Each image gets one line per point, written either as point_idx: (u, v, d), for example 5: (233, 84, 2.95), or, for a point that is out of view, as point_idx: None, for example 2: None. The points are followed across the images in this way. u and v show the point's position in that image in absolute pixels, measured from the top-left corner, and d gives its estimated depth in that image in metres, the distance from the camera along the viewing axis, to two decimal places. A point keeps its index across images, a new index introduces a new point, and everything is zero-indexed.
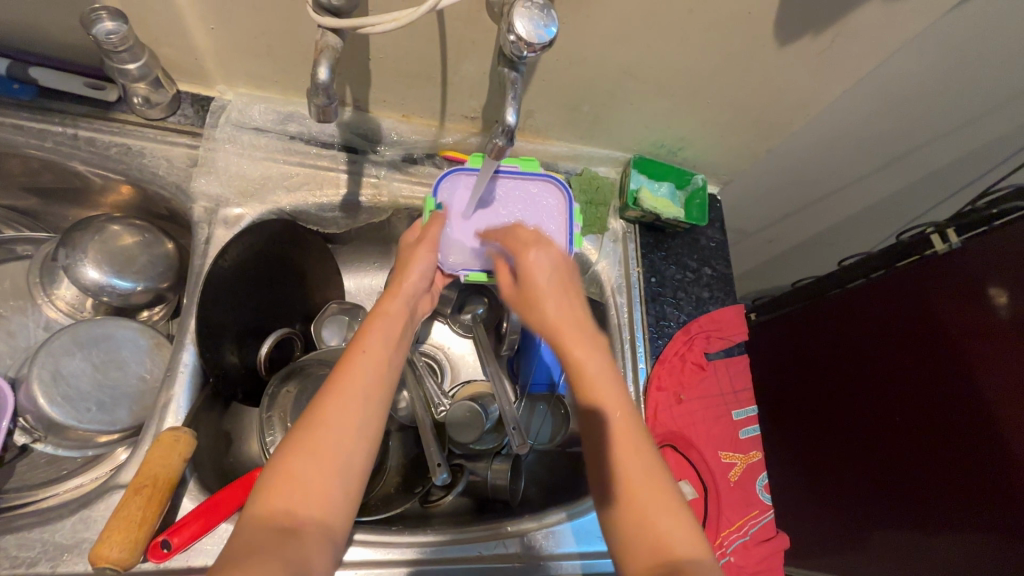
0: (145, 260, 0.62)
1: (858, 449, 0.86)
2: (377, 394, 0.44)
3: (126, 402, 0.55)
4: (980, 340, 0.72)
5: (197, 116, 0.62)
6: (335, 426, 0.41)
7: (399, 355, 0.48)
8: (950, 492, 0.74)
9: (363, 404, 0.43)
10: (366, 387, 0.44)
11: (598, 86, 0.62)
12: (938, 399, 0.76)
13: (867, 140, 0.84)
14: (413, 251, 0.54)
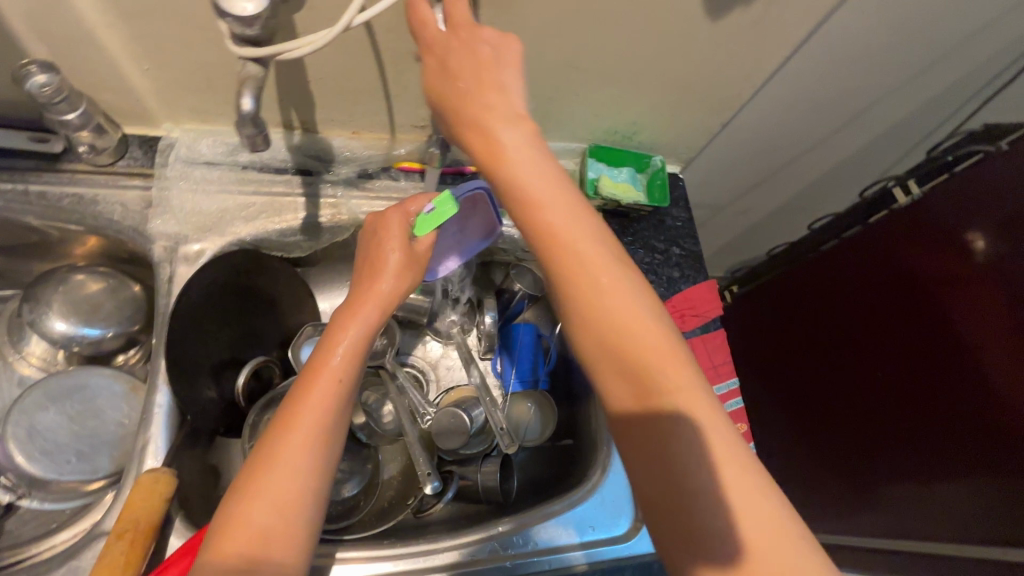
0: (111, 305, 0.62)
1: (857, 407, 0.86)
2: (332, 424, 0.44)
3: (106, 449, 0.55)
4: (956, 289, 0.71)
5: (146, 157, 0.62)
6: (287, 468, 0.42)
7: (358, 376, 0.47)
8: (942, 445, 0.74)
9: (317, 441, 0.43)
10: (319, 419, 0.44)
11: (541, 80, 0.62)
12: (921, 352, 0.76)
13: (823, 103, 0.84)
14: (377, 255, 0.51)
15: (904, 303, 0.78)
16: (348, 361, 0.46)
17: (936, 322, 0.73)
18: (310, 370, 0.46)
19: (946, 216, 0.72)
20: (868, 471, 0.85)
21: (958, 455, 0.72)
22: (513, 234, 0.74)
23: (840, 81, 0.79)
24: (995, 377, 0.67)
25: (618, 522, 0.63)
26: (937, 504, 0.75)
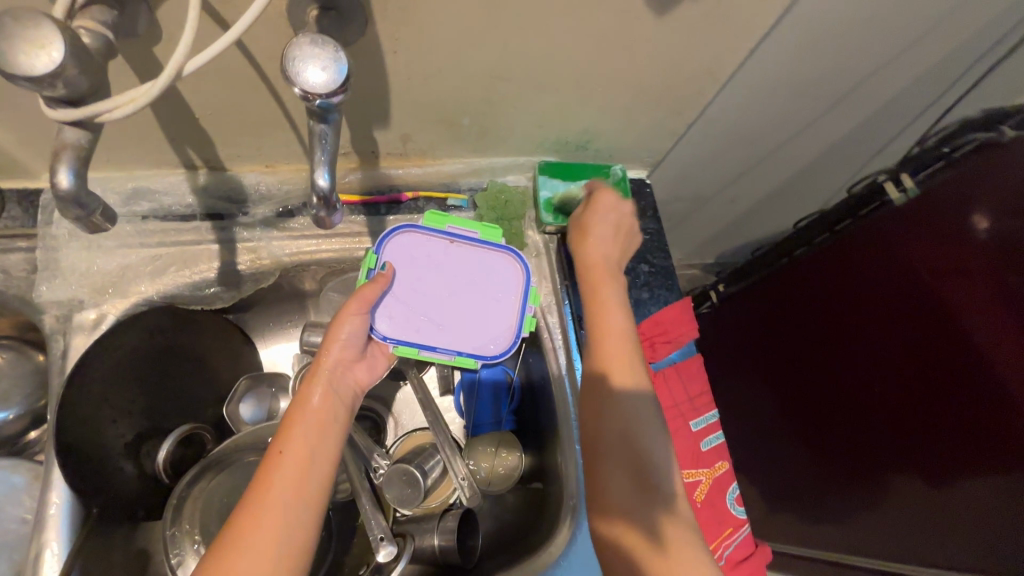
0: (9, 383, 0.58)
1: (856, 405, 0.80)
2: (295, 511, 0.41)
3: (5, 553, 0.51)
4: (955, 276, 0.64)
5: (26, 215, 0.54)
6: (252, 552, 0.38)
7: (326, 450, 0.44)
8: (958, 455, 0.67)
9: (286, 519, 0.40)
10: (280, 506, 0.40)
11: (470, 95, 0.54)
12: (927, 356, 0.69)
13: (802, 89, 0.76)
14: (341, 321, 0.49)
15: (905, 302, 0.70)
16: (313, 431, 0.45)
17: (940, 322, 0.66)
18: (276, 444, 0.43)
19: (951, 206, 0.63)
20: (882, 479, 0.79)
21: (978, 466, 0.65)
22: None
23: (819, 65, 0.70)
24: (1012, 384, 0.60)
25: None
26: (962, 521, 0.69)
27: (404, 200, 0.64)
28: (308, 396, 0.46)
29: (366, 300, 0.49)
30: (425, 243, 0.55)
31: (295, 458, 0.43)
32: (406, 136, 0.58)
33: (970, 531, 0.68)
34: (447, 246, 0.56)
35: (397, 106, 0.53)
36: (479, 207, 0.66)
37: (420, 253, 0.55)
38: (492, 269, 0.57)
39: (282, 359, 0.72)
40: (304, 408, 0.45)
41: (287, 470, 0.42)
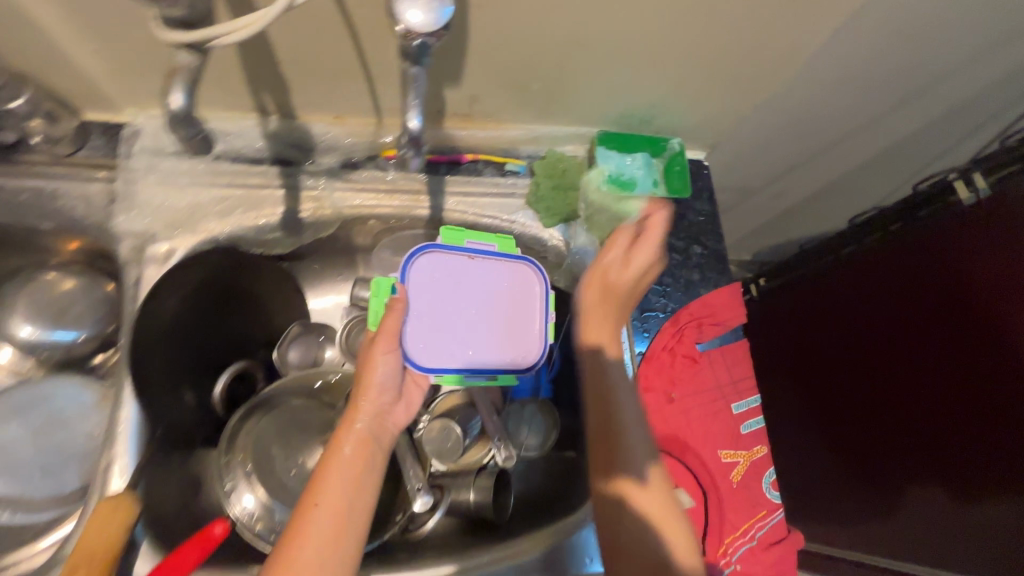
0: (81, 307, 0.59)
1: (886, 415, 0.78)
2: (331, 558, 0.41)
3: (75, 464, 0.52)
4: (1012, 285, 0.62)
5: (109, 146, 0.57)
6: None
7: (359, 496, 0.45)
8: (996, 463, 0.64)
9: (321, 568, 0.41)
10: (316, 553, 0.41)
11: (544, 59, 0.54)
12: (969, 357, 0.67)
13: (875, 81, 0.73)
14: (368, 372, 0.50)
15: (950, 302, 0.69)
16: (348, 481, 0.45)
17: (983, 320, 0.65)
18: (308, 498, 0.44)
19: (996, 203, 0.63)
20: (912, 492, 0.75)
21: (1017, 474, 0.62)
22: (515, 230, 0.67)
23: (897, 56, 0.68)
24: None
25: None
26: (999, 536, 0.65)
27: (463, 161, 0.66)
28: (342, 445, 0.47)
29: (393, 333, 0.50)
30: (446, 260, 0.56)
31: (329, 509, 0.43)
32: (475, 97, 0.58)
33: (1003, 544, 0.64)
34: (467, 261, 0.56)
35: (471, 66, 0.53)
36: (536, 173, 0.66)
37: (442, 272, 0.55)
38: (514, 282, 0.58)
39: (329, 311, 0.74)
40: (337, 458, 0.46)
41: (322, 522, 0.42)
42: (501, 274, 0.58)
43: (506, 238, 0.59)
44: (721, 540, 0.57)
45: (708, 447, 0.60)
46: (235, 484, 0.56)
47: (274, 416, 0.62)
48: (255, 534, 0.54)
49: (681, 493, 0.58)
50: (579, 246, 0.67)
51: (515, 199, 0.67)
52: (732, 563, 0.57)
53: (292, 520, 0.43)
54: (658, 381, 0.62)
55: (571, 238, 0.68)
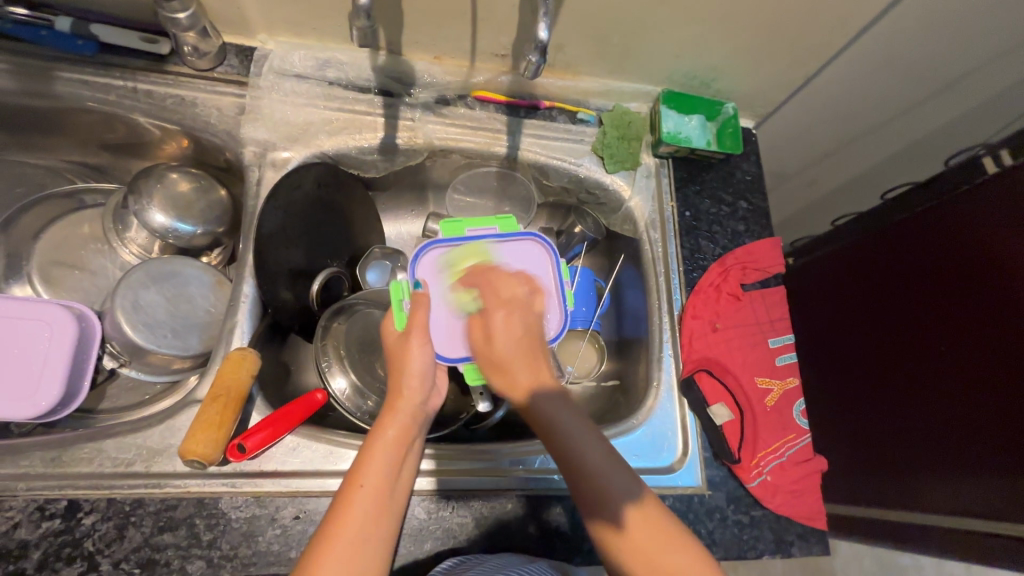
0: (203, 205, 0.66)
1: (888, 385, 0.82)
2: (379, 522, 0.43)
3: (197, 331, 0.61)
4: None
5: (241, 66, 0.65)
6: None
7: (399, 474, 0.46)
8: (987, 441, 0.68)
9: (366, 542, 0.42)
10: (366, 519, 0.43)
11: (629, 14, 0.61)
12: (982, 316, 0.70)
13: (917, 68, 0.80)
14: (404, 361, 0.50)
15: (970, 265, 0.72)
16: (391, 464, 0.46)
17: (999, 279, 0.68)
18: (354, 474, 0.45)
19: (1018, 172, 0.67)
20: (907, 452, 0.77)
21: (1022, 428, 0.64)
22: (580, 174, 0.74)
23: (941, 42, 0.74)
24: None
25: (665, 452, 0.64)
26: (989, 490, 0.67)
27: (541, 107, 0.73)
28: (384, 428, 0.48)
29: (424, 326, 0.51)
30: (453, 253, 0.57)
31: (372, 487, 0.44)
32: (561, 46, 0.66)
33: (990, 495, 0.67)
34: (469, 250, 0.58)
35: (565, 15, 0.61)
36: (604, 124, 0.73)
37: (454, 263, 0.57)
38: (524, 259, 0.58)
39: (403, 240, 0.83)
40: (380, 440, 0.47)
41: (365, 500, 0.43)
42: (515, 252, 0.58)
43: (508, 218, 0.59)
44: (755, 454, 0.63)
45: (746, 373, 0.67)
46: (330, 365, 0.64)
47: (356, 318, 0.69)
48: (347, 410, 0.62)
49: (717, 407, 0.65)
50: (637, 192, 0.75)
51: (583, 145, 0.74)
52: (763, 474, 0.63)
53: (340, 495, 0.44)
54: (703, 310, 0.69)
55: (631, 185, 0.75)
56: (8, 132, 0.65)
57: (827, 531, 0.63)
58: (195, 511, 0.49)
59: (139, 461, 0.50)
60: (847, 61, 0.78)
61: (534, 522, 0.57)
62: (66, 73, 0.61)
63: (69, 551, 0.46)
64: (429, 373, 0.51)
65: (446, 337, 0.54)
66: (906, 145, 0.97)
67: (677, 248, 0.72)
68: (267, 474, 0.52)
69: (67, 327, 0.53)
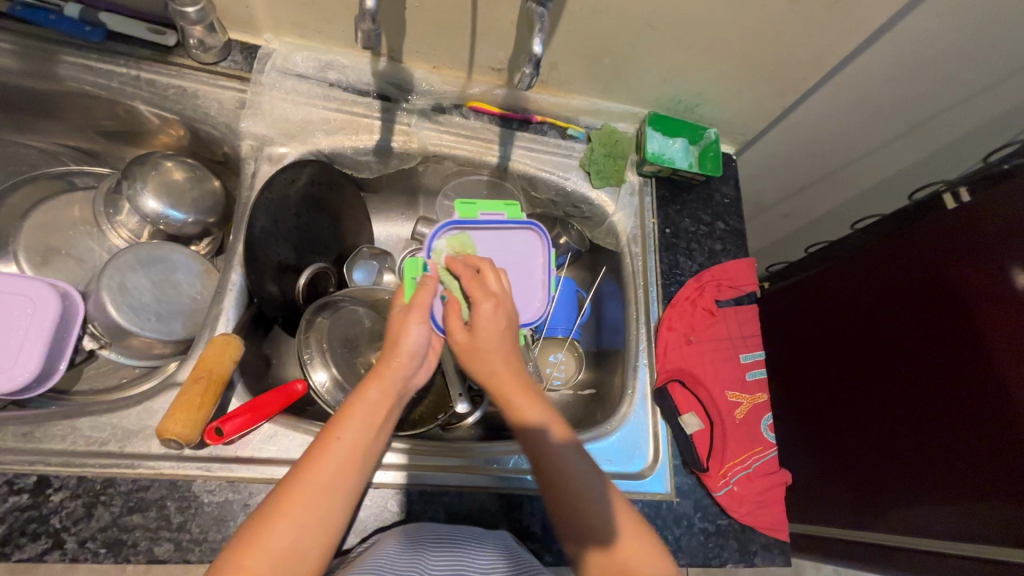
0: (196, 194, 0.67)
1: (848, 406, 0.85)
2: (344, 487, 0.45)
3: (181, 316, 0.61)
4: (993, 305, 0.68)
5: (245, 62, 0.67)
6: (291, 528, 0.42)
7: (374, 441, 0.48)
8: (938, 463, 0.71)
9: (331, 494, 0.44)
10: (331, 481, 0.44)
11: (619, 37, 0.65)
12: (939, 343, 0.74)
13: (885, 108, 0.85)
14: (400, 333, 0.52)
15: (931, 294, 0.76)
16: (369, 425, 0.48)
17: (958, 309, 0.72)
18: (333, 428, 0.47)
19: (973, 209, 0.72)
20: (867, 473, 0.80)
21: (975, 452, 0.68)
22: (567, 187, 0.77)
23: (907, 85, 0.80)
24: (1008, 366, 0.65)
25: (636, 457, 0.66)
26: (940, 512, 0.70)
27: (533, 121, 0.76)
28: (369, 390, 0.49)
29: (426, 307, 0.53)
30: (468, 235, 0.62)
31: (348, 443, 0.46)
32: (555, 64, 0.69)
33: (942, 514, 0.70)
34: (482, 235, 0.63)
35: (558, 36, 0.64)
36: (592, 141, 0.76)
37: (466, 245, 0.62)
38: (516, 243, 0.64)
39: (391, 243, 0.84)
40: (363, 400, 0.48)
41: (339, 455, 0.45)
42: (512, 238, 0.64)
43: (513, 206, 0.64)
44: (723, 464, 0.65)
45: (717, 386, 0.69)
46: (313, 356, 0.64)
47: (340, 314, 0.69)
48: (330, 405, 0.64)
49: (689, 417, 0.67)
50: (620, 207, 0.78)
51: (572, 160, 0.77)
52: (729, 483, 0.65)
53: (312, 449, 0.45)
54: (679, 323, 0.72)
55: (615, 201, 0.78)
56: (5, 111, 0.66)
57: (789, 543, 0.65)
58: (167, 493, 0.49)
59: (113, 441, 0.50)
60: (822, 96, 0.83)
61: (503, 521, 0.59)
62: (71, 56, 0.62)
63: (34, 527, 0.46)
64: (420, 352, 0.53)
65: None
66: (876, 181, 1.02)
67: (656, 262, 0.75)
68: (242, 460, 0.52)
69: (49, 305, 0.53)
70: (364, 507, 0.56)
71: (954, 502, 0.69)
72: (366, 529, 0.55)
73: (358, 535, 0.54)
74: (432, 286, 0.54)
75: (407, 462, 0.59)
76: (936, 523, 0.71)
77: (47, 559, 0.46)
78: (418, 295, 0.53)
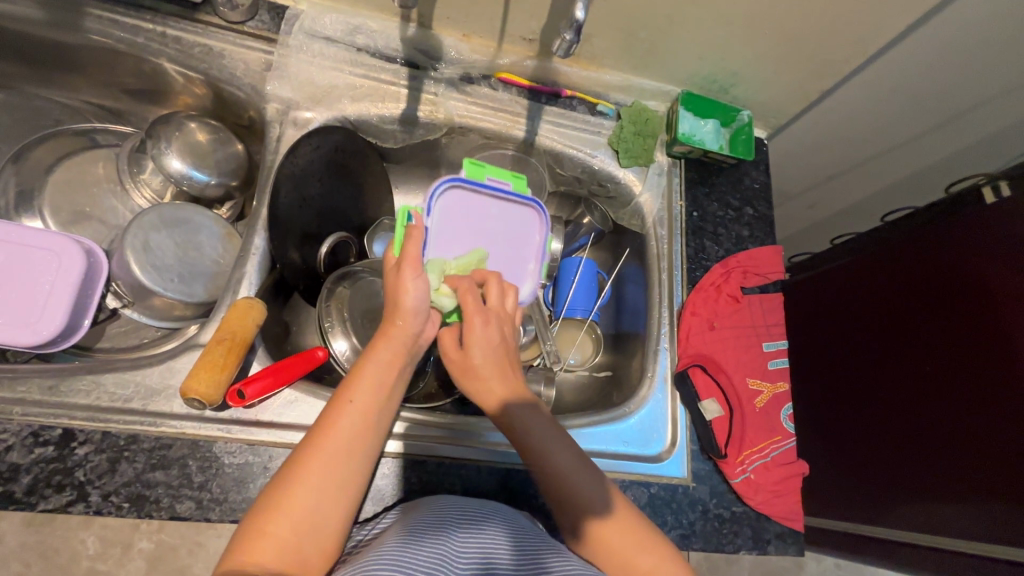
0: (220, 156, 0.66)
1: (870, 401, 0.83)
2: (361, 449, 0.45)
3: (203, 279, 0.61)
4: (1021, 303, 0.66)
5: (272, 22, 0.66)
6: (310, 488, 0.42)
7: (389, 402, 0.48)
8: (959, 461, 0.70)
9: (348, 456, 0.44)
10: (348, 443, 0.44)
11: (658, 10, 0.62)
12: (964, 341, 0.72)
13: (927, 97, 0.82)
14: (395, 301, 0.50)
15: (959, 291, 0.74)
16: (379, 388, 0.47)
17: (988, 307, 0.70)
18: (345, 392, 0.46)
19: (1011, 205, 0.70)
20: (882, 469, 0.79)
21: (995, 452, 0.66)
22: (594, 165, 0.75)
23: (955, 73, 0.76)
24: None
25: (654, 441, 0.65)
26: (955, 510, 0.70)
27: (562, 95, 0.74)
28: (376, 349, 0.49)
29: (416, 260, 0.50)
30: (467, 195, 0.60)
31: (360, 407, 0.46)
32: (589, 36, 0.67)
33: (956, 512, 0.70)
34: (483, 199, 0.61)
35: (596, 7, 0.62)
36: (622, 119, 0.74)
37: (462, 208, 0.60)
38: (516, 219, 0.63)
39: None
40: (371, 360, 0.48)
41: (352, 417, 0.45)
42: (508, 210, 0.62)
43: (520, 179, 0.63)
44: (740, 451, 0.64)
45: (738, 373, 0.68)
46: (333, 325, 0.64)
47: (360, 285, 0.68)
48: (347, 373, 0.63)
49: (708, 403, 0.66)
50: (648, 188, 0.76)
51: (600, 137, 0.76)
52: (746, 471, 0.64)
53: (325, 415, 0.45)
54: (703, 309, 0.70)
55: (642, 181, 0.76)
56: (30, 63, 0.65)
57: (804, 534, 0.64)
58: (188, 453, 0.50)
59: (137, 398, 0.50)
60: (861, 82, 0.80)
61: (519, 497, 0.59)
62: (97, 10, 0.61)
63: (59, 478, 0.46)
64: (422, 308, 0.50)
65: (436, 268, 0.58)
66: (908, 174, 0.99)
67: (682, 246, 0.74)
68: (262, 424, 0.52)
69: (74, 261, 0.53)
70: (382, 476, 0.56)
71: (968, 502, 0.69)
72: (383, 497, 0.55)
73: (376, 503, 0.55)
74: (420, 236, 0.50)
75: (424, 435, 0.59)
76: (952, 522, 0.70)
77: (72, 510, 0.46)
78: (407, 247, 0.50)
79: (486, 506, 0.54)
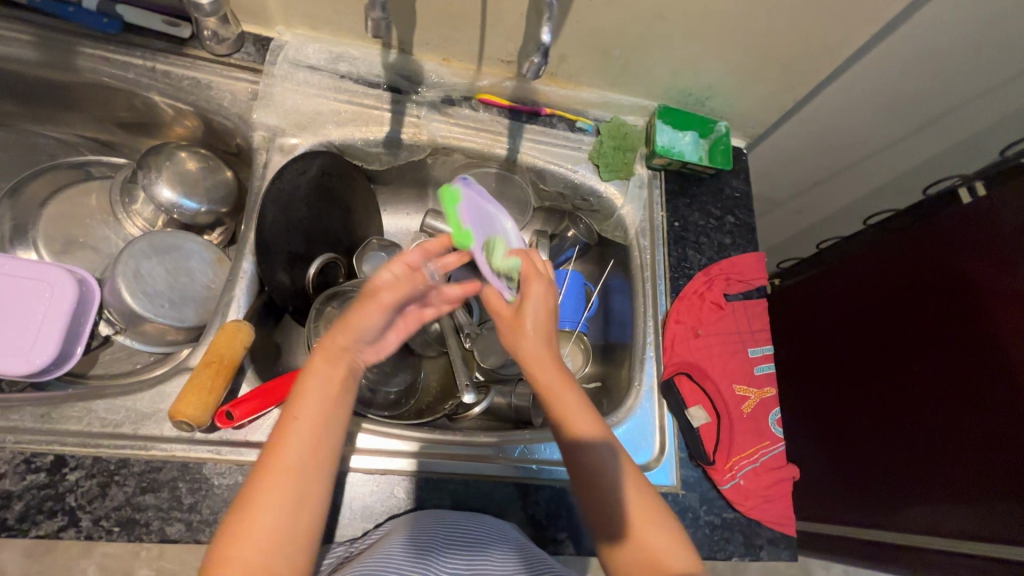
0: (209, 184, 0.68)
1: (864, 402, 0.83)
2: (315, 464, 0.44)
3: (193, 304, 0.63)
4: (1009, 303, 0.66)
5: (258, 54, 0.68)
6: (268, 511, 0.41)
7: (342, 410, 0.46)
8: (950, 462, 0.70)
9: (303, 473, 0.43)
10: (300, 460, 0.43)
11: (628, 30, 0.64)
12: (953, 340, 0.72)
13: (900, 102, 0.84)
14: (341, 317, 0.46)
15: (946, 291, 0.74)
16: (325, 400, 0.45)
17: (974, 307, 0.70)
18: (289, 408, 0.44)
19: (991, 204, 0.70)
20: (873, 471, 0.79)
21: (987, 451, 0.66)
22: (576, 179, 0.77)
23: (924, 78, 0.78)
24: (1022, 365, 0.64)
25: (643, 449, 0.66)
26: (947, 511, 0.69)
27: (541, 114, 0.77)
28: (316, 360, 0.46)
29: (495, 292, 0.53)
30: None
31: (306, 421, 0.44)
32: (564, 56, 0.69)
33: (950, 514, 0.69)
34: None
35: (568, 28, 0.64)
36: (601, 134, 0.76)
37: None
38: None
39: (400, 235, 0.85)
40: (316, 373, 0.45)
41: (299, 432, 0.43)
42: None
43: None
44: (729, 458, 0.65)
45: (725, 380, 0.69)
46: (320, 345, 0.65)
47: (348, 304, 0.69)
48: None
49: (696, 410, 0.66)
50: (630, 200, 0.77)
51: (580, 153, 0.77)
52: (735, 477, 0.64)
53: (275, 432, 0.44)
54: (687, 317, 0.71)
55: (624, 194, 0.77)
56: (26, 101, 0.67)
57: (796, 539, 0.64)
58: (178, 475, 0.50)
59: (127, 423, 0.51)
60: (835, 90, 0.82)
61: (508, 509, 0.59)
62: (90, 48, 0.63)
63: (51, 505, 0.47)
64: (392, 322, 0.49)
65: None
66: (889, 178, 1.00)
67: (665, 255, 0.75)
68: (251, 444, 0.53)
69: (66, 291, 0.54)
70: (371, 493, 0.56)
71: (959, 500, 0.68)
72: (372, 514, 0.56)
73: (366, 520, 0.55)
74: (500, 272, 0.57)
75: (411, 450, 0.60)
76: (945, 524, 0.69)
77: (63, 536, 0.47)
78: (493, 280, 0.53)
79: (476, 519, 0.54)
